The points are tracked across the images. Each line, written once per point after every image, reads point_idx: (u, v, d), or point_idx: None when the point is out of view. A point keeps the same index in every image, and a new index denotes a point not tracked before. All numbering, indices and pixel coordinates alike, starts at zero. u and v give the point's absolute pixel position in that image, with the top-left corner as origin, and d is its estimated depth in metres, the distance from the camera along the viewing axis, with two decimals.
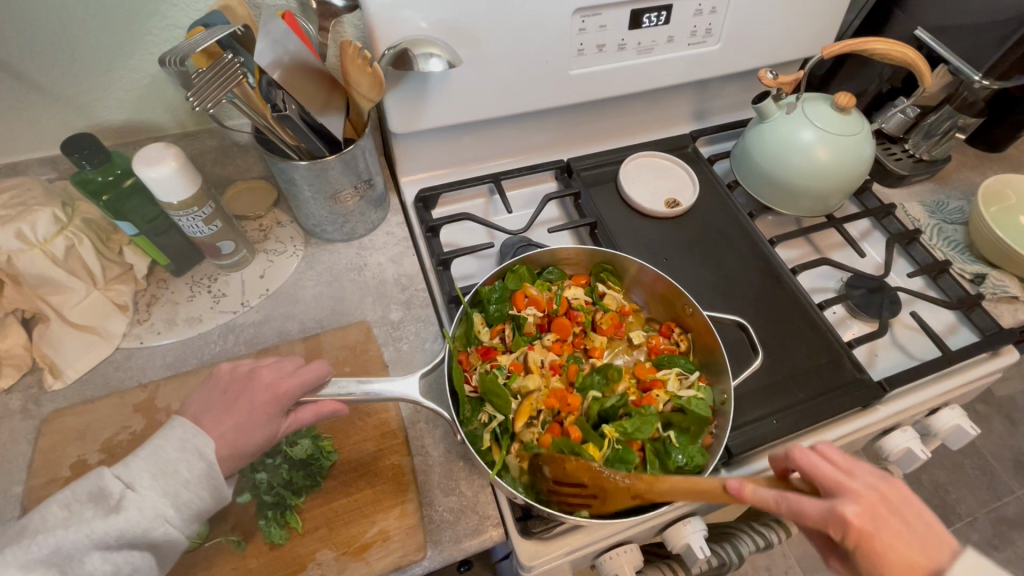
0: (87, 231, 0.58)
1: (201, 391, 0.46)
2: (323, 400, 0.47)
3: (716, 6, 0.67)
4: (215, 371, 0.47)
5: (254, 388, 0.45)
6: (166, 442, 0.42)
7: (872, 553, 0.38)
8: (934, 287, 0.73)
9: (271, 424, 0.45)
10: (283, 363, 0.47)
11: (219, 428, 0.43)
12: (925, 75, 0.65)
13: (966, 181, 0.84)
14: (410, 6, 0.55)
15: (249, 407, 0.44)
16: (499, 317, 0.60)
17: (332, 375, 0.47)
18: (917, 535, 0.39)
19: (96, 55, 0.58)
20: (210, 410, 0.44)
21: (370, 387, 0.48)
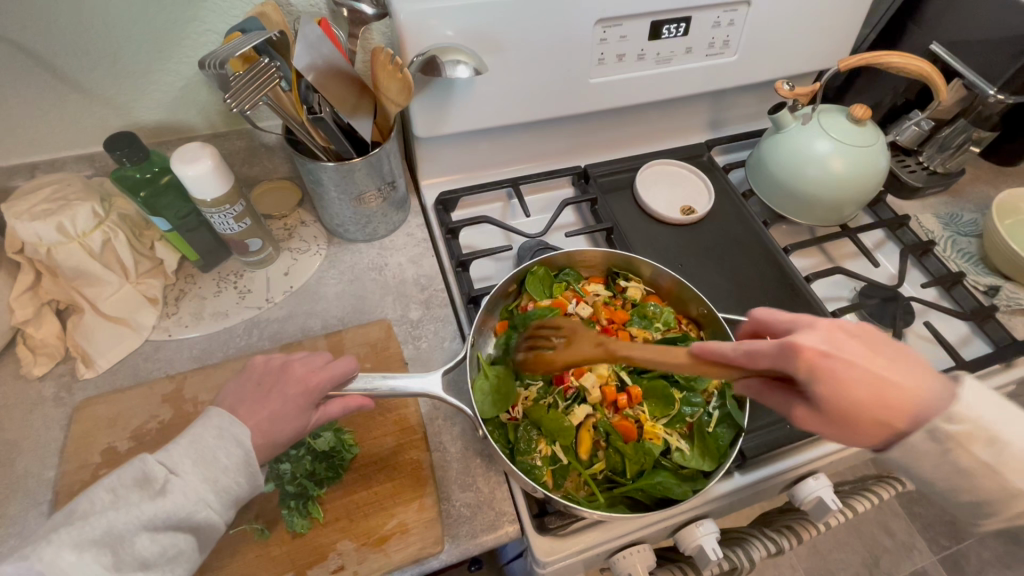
0: (123, 226, 0.60)
1: (234, 382, 0.48)
2: (350, 394, 0.48)
3: (734, 19, 0.69)
4: (249, 363, 0.49)
5: (286, 381, 0.47)
6: (204, 430, 0.44)
7: (832, 376, 0.38)
8: (947, 298, 0.73)
9: (302, 415, 0.46)
10: (314, 358, 0.49)
11: (253, 417, 0.45)
12: (941, 87, 0.66)
13: (981, 195, 0.84)
14: (439, 15, 0.57)
15: (281, 398, 0.46)
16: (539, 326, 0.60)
17: (358, 370, 0.49)
18: (890, 363, 0.38)
19: (139, 58, 0.60)
20: (244, 399, 0.46)
21: (394, 382, 0.49)
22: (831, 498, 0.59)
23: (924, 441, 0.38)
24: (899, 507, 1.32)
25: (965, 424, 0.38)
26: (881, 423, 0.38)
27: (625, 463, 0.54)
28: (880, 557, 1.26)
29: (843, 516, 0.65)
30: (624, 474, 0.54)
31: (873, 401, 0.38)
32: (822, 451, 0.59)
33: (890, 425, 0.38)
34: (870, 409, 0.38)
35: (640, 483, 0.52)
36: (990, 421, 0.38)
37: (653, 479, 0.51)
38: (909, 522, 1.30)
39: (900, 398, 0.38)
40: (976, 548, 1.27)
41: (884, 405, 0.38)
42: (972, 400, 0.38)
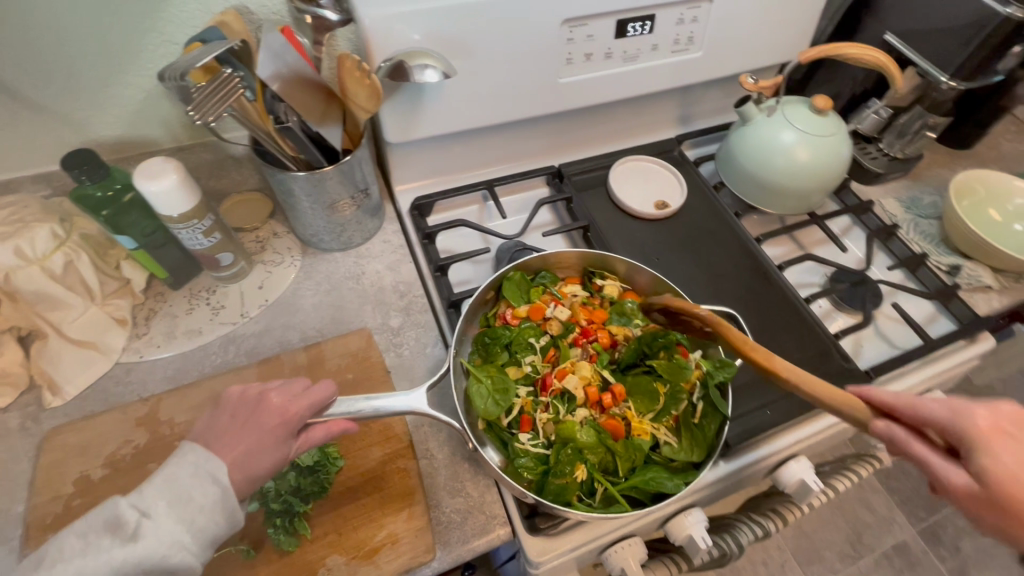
0: (85, 246, 0.58)
1: (210, 415, 0.47)
2: (332, 420, 0.47)
3: (697, 16, 0.70)
4: (223, 395, 0.47)
5: (263, 412, 0.45)
6: (181, 467, 0.42)
7: (1002, 452, 0.35)
8: (913, 279, 0.76)
9: (281, 446, 0.45)
10: (292, 386, 0.48)
11: (230, 451, 0.44)
12: (896, 75, 0.68)
13: (939, 178, 0.88)
14: (405, 20, 0.56)
15: (260, 429, 0.45)
16: (523, 332, 0.60)
17: (338, 394, 0.48)
18: None
19: (93, 71, 0.58)
20: (220, 432, 0.45)
21: (377, 402, 0.48)
22: (812, 479, 0.61)
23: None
24: (878, 483, 1.37)
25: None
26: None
27: (617, 461, 0.53)
28: (862, 533, 1.30)
29: (826, 497, 0.67)
30: (616, 472, 0.53)
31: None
32: (800, 435, 0.61)
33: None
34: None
35: (634, 479, 0.52)
36: None
37: (644, 475, 0.52)
38: (888, 497, 1.35)
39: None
40: (951, 518, 1.32)
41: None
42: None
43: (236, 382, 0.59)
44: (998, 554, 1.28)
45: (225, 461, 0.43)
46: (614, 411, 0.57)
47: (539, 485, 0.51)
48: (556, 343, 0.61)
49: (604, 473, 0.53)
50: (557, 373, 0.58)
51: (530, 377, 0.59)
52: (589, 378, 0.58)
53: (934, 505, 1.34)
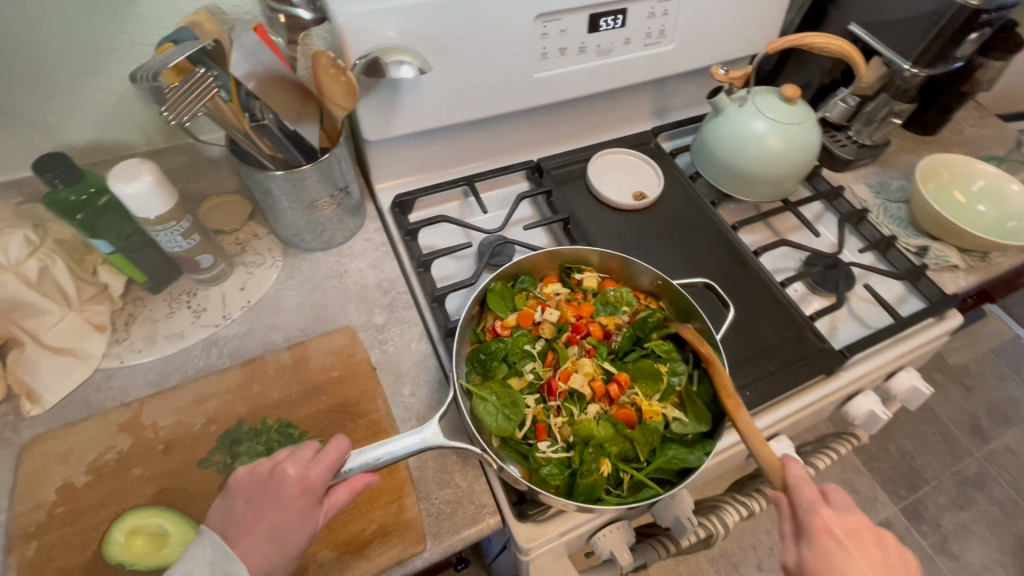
0: (59, 252, 0.58)
1: (221, 500, 0.41)
2: (353, 475, 0.42)
3: (667, 9, 0.72)
4: (231, 477, 0.41)
5: (278, 489, 0.39)
6: (196, 566, 0.37)
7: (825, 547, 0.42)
8: (884, 260, 0.78)
9: (309, 518, 0.40)
10: (302, 451, 0.41)
11: (250, 538, 0.38)
12: (859, 63, 0.71)
13: (906, 163, 0.90)
14: (378, 17, 0.57)
15: (279, 506, 0.39)
16: (518, 340, 0.58)
17: (352, 448, 0.42)
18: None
19: (63, 75, 0.58)
20: (237, 522, 0.39)
21: (393, 446, 0.44)
22: (792, 457, 0.64)
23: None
24: (859, 463, 1.41)
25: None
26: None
27: (639, 448, 0.53)
28: None
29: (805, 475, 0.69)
30: (639, 460, 0.53)
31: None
32: (780, 414, 0.63)
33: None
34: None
35: (657, 462, 0.52)
36: None
37: (666, 455, 0.52)
38: (871, 478, 1.39)
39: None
40: (932, 495, 1.36)
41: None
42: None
43: (220, 383, 0.58)
44: (978, 528, 1.32)
45: (247, 549, 0.38)
46: (624, 399, 0.56)
47: (568, 487, 0.50)
48: (553, 346, 0.59)
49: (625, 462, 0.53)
50: (560, 374, 0.57)
51: (534, 385, 0.57)
52: (593, 373, 0.57)
53: (915, 483, 1.38)
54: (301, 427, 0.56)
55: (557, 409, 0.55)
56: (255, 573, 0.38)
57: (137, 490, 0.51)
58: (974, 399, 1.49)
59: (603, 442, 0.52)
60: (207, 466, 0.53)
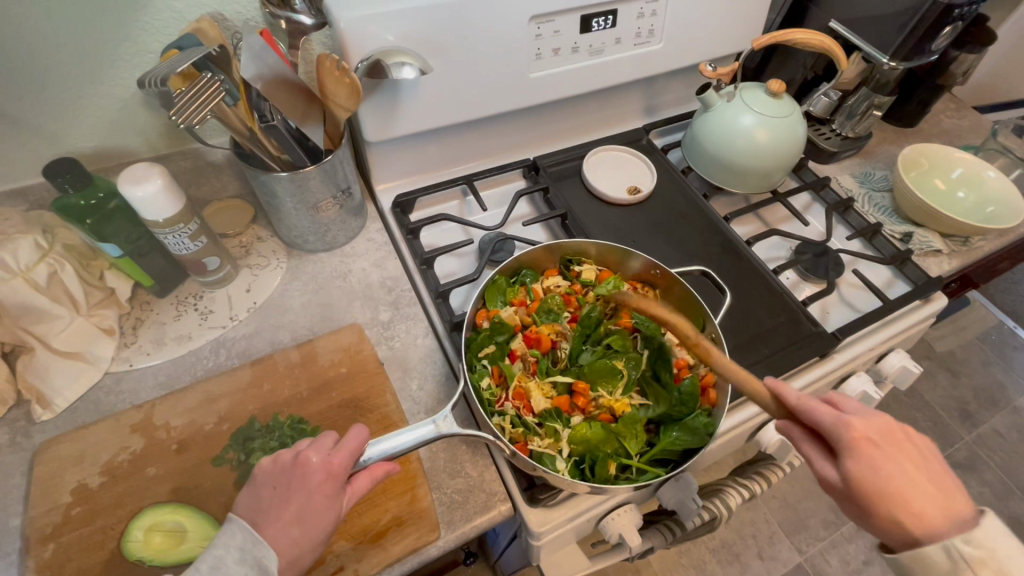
0: (68, 257, 0.58)
1: (247, 491, 0.41)
2: (373, 463, 0.44)
3: (656, 10, 0.74)
4: (254, 470, 0.41)
5: (304, 475, 0.40)
6: (228, 553, 0.37)
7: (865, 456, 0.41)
8: (870, 247, 0.81)
9: (333, 505, 0.40)
10: (323, 440, 0.42)
11: (277, 524, 0.38)
12: (841, 56, 0.73)
13: (888, 154, 0.94)
14: (378, 21, 0.58)
15: (306, 492, 0.39)
16: (481, 339, 0.57)
17: (370, 437, 0.44)
18: (924, 490, 0.40)
19: (67, 83, 0.59)
20: (264, 509, 0.39)
21: (405, 437, 0.46)
22: None
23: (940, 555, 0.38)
24: None
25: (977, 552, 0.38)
26: (908, 516, 0.39)
27: (629, 441, 0.53)
28: None
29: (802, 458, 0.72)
30: (629, 454, 0.52)
31: (910, 499, 0.40)
32: None
33: (907, 523, 0.39)
34: (902, 500, 0.40)
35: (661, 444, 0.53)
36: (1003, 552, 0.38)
37: (668, 437, 0.53)
38: None
39: (934, 505, 0.40)
40: None
41: (905, 500, 0.40)
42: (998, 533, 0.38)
43: (230, 383, 0.59)
44: None
45: (275, 534, 0.38)
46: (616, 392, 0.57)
47: (573, 476, 0.51)
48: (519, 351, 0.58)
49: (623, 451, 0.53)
50: (524, 386, 0.56)
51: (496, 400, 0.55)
52: (549, 387, 0.56)
53: None
54: (313, 423, 0.57)
55: (530, 418, 0.54)
56: (284, 559, 0.38)
57: (152, 489, 0.52)
58: (962, 384, 1.53)
59: (595, 442, 0.52)
60: (220, 463, 0.54)
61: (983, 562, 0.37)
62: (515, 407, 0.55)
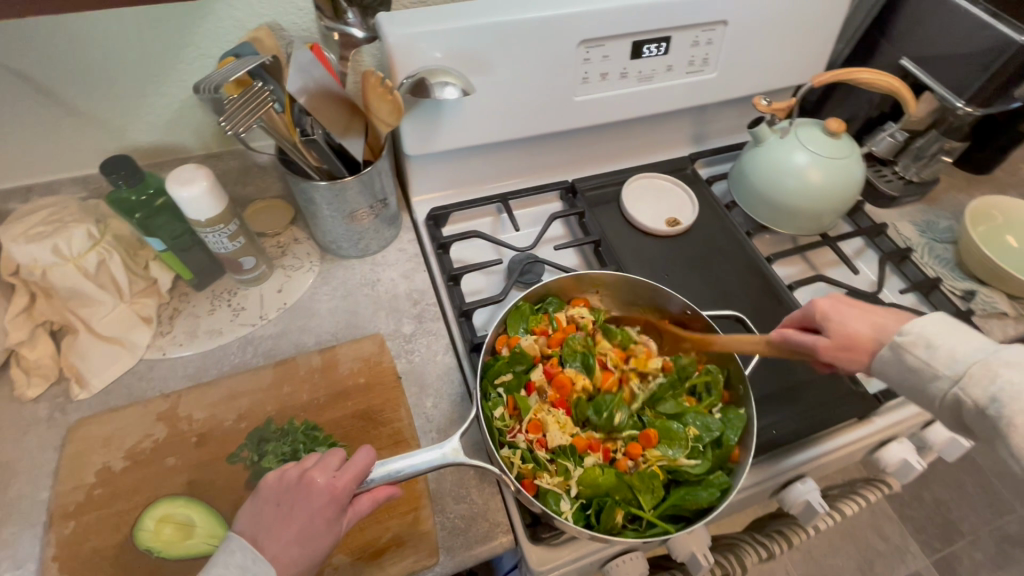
0: (117, 246, 0.61)
1: (250, 503, 0.42)
2: (376, 486, 0.44)
3: (712, 39, 0.72)
4: (260, 481, 0.42)
5: (308, 495, 0.40)
6: (225, 570, 0.38)
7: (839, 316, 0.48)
8: (926, 303, 0.75)
9: (333, 526, 0.41)
10: (330, 459, 0.42)
11: (278, 542, 0.39)
12: (909, 100, 0.69)
13: (956, 202, 0.87)
14: (428, 38, 0.59)
15: (308, 513, 0.40)
16: (499, 365, 0.57)
17: (377, 458, 0.43)
18: (883, 316, 0.47)
19: (131, 80, 0.62)
20: (265, 525, 0.40)
21: (415, 460, 0.45)
22: (818, 501, 0.60)
23: (888, 354, 0.44)
24: (890, 509, 1.35)
25: (907, 337, 0.43)
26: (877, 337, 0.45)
27: (639, 492, 0.51)
28: (873, 561, 1.28)
29: (832, 520, 0.67)
30: (641, 505, 0.51)
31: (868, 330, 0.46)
32: (810, 455, 0.60)
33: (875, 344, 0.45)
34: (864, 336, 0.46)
35: (671, 500, 0.51)
36: (935, 331, 0.42)
37: (680, 494, 0.51)
38: (901, 526, 1.32)
39: (876, 324, 0.46)
40: (968, 550, 1.28)
41: (873, 328, 0.46)
42: (925, 321, 0.43)
43: (253, 381, 0.61)
44: None
45: (276, 553, 0.39)
46: (632, 436, 0.55)
47: (576, 520, 0.49)
48: (538, 381, 0.57)
49: (634, 503, 0.51)
50: (538, 418, 0.54)
51: (514, 426, 0.54)
52: (566, 423, 0.54)
53: (950, 536, 1.30)
54: (326, 430, 0.57)
55: (542, 452, 0.52)
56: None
57: (169, 479, 0.54)
58: None
59: (606, 489, 0.50)
60: (235, 461, 0.55)
61: (917, 341, 0.43)
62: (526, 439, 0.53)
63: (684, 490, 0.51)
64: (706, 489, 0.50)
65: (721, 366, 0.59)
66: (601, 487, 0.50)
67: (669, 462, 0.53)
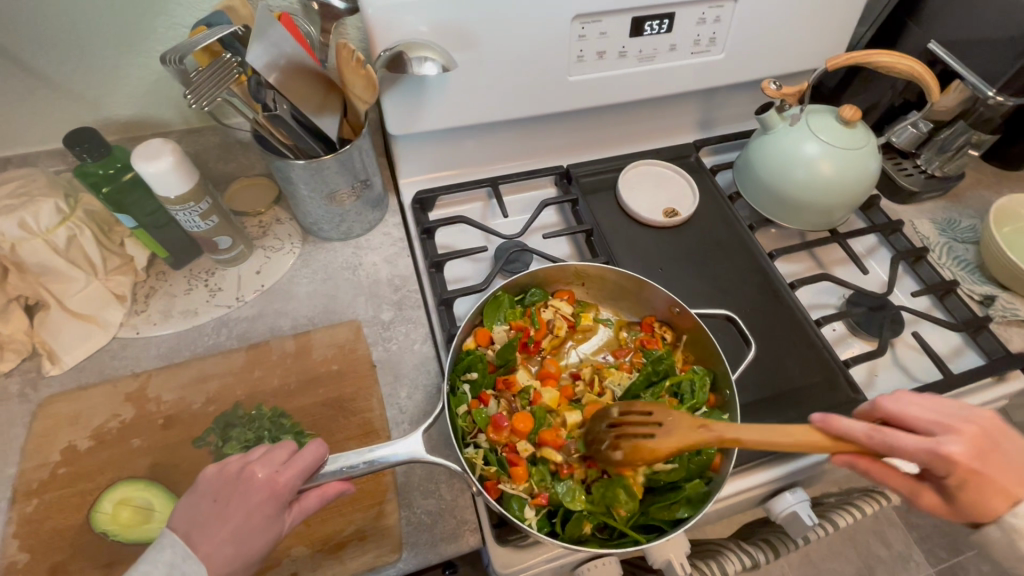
0: (89, 222, 0.59)
1: (187, 498, 0.40)
2: (325, 482, 0.42)
3: (720, 16, 0.66)
4: (199, 473, 0.41)
5: (247, 490, 0.39)
6: (152, 569, 0.36)
7: (975, 485, 0.43)
8: (940, 308, 0.71)
9: (273, 524, 0.40)
10: (276, 453, 0.41)
11: (212, 539, 0.38)
12: (933, 86, 0.63)
13: (981, 200, 0.81)
14: (409, 9, 0.55)
15: (245, 509, 0.39)
16: (473, 359, 0.54)
17: (330, 453, 0.42)
18: (1007, 467, 0.43)
19: (104, 50, 0.60)
20: (200, 520, 0.39)
21: (374, 455, 0.43)
22: (807, 513, 0.57)
23: (998, 530, 0.46)
24: (896, 516, 1.30)
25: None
26: (988, 506, 0.44)
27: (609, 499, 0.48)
28: (875, 568, 1.24)
29: (823, 531, 0.64)
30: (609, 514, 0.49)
31: (991, 498, 0.44)
32: (801, 466, 0.57)
33: (985, 509, 0.44)
34: (985, 499, 0.44)
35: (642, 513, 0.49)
36: None
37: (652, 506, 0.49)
38: (906, 533, 1.28)
39: (1005, 492, 0.44)
40: (975, 561, 1.23)
41: (998, 492, 0.44)
42: None
43: (225, 364, 0.60)
44: None
45: (208, 551, 0.38)
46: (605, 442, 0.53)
47: (541, 527, 0.48)
48: (514, 378, 0.55)
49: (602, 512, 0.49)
50: (507, 419, 0.52)
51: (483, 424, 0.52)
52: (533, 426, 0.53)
53: (957, 546, 1.25)
54: (295, 417, 0.56)
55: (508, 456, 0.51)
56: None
57: (132, 462, 0.53)
58: None
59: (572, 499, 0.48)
60: (200, 445, 0.54)
61: None
62: (494, 438, 0.51)
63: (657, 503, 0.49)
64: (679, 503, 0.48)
65: (708, 366, 0.56)
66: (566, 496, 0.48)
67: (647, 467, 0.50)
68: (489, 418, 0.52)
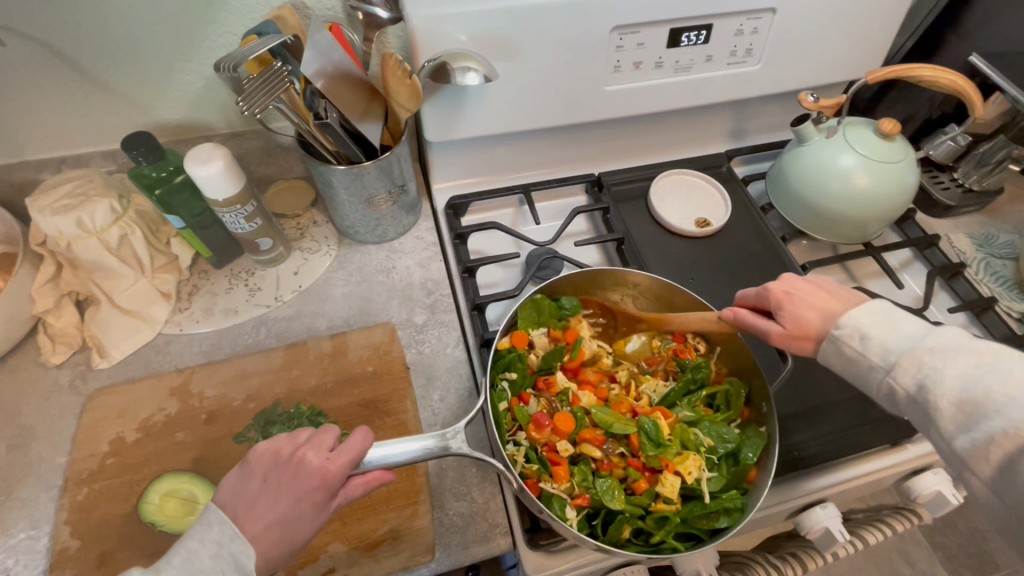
0: (139, 222, 0.62)
1: (236, 474, 0.42)
2: (369, 471, 0.43)
3: (758, 27, 0.67)
4: (250, 452, 0.42)
5: (298, 475, 0.41)
6: (202, 547, 0.38)
7: (782, 304, 0.48)
8: (976, 324, 0.70)
9: (319, 510, 0.41)
10: (323, 438, 0.43)
11: (260, 522, 0.39)
12: (975, 101, 0.63)
13: (1020, 215, 0.80)
14: (453, 20, 0.57)
15: (295, 494, 0.40)
16: (512, 359, 0.55)
17: (373, 441, 0.43)
18: (821, 294, 0.48)
19: (157, 56, 0.62)
20: (247, 502, 0.40)
21: (410, 448, 0.44)
22: (839, 529, 0.57)
23: (833, 348, 0.45)
24: (921, 535, 1.27)
25: (848, 329, 0.44)
26: (807, 319, 0.47)
27: (648, 504, 0.50)
28: None
29: (852, 548, 0.63)
30: (647, 520, 0.49)
31: (804, 315, 0.47)
32: (831, 480, 0.57)
33: (813, 329, 0.47)
34: (801, 317, 0.47)
35: (681, 520, 0.49)
36: None
37: (692, 515, 0.49)
38: (930, 552, 1.25)
39: (824, 311, 0.46)
40: None
41: (812, 308, 0.47)
42: (862, 311, 0.45)
43: (265, 362, 0.61)
44: None
45: (255, 533, 0.39)
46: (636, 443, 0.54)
47: (581, 528, 0.49)
48: (555, 379, 0.57)
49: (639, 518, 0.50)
50: (548, 418, 0.54)
51: (524, 424, 0.53)
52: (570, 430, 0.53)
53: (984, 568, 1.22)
54: (332, 416, 0.58)
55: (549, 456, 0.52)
56: (260, 556, 0.39)
57: (177, 454, 0.55)
58: None
59: (613, 503, 0.49)
60: (241, 441, 0.56)
61: None
62: (533, 437, 0.53)
63: (695, 511, 0.49)
64: (716, 512, 0.49)
65: (742, 377, 0.56)
66: (605, 497, 0.49)
67: (690, 476, 0.51)
68: (530, 418, 0.54)
